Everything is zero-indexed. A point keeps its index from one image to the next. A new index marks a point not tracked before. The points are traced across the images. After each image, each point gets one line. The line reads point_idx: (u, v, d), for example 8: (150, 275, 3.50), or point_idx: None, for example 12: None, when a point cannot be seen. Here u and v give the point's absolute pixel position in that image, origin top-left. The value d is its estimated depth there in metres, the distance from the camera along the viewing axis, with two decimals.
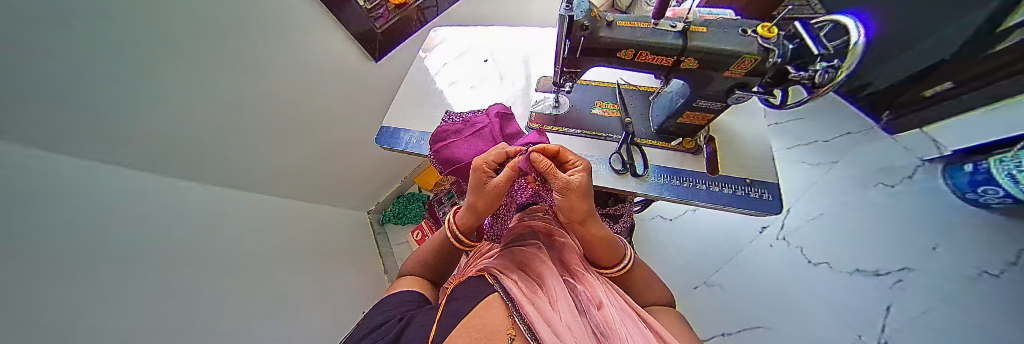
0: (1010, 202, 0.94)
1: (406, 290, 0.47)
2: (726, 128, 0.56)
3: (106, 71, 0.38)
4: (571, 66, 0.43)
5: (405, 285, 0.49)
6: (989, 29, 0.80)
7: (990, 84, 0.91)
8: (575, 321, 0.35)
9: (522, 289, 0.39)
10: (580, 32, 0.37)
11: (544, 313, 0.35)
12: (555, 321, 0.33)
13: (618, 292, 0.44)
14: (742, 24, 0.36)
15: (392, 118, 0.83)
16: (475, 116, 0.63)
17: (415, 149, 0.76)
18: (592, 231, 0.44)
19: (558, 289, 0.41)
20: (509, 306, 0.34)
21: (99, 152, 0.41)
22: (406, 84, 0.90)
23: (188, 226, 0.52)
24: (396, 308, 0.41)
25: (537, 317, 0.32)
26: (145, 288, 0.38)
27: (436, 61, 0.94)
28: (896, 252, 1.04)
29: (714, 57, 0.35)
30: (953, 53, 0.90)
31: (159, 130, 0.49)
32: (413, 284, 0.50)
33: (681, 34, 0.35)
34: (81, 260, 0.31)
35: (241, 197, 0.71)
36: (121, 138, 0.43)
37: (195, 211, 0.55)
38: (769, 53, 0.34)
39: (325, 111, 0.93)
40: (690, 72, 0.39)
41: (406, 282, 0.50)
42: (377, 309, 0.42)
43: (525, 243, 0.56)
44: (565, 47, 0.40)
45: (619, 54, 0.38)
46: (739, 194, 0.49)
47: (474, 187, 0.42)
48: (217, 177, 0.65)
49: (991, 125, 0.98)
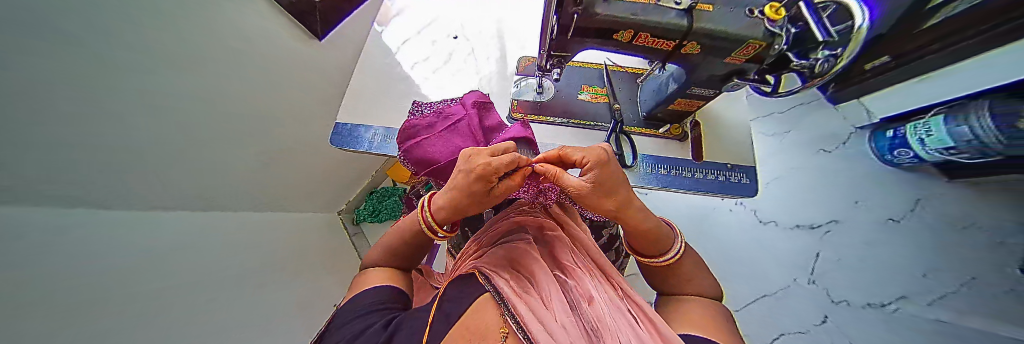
0: (916, 163, 1.11)
1: (380, 286, 0.36)
2: (713, 114, 0.57)
3: (27, 64, 0.29)
4: (559, 49, 0.37)
5: (372, 281, 0.38)
6: (921, 6, 0.88)
7: (920, 58, 1.02)
8: (567, 317, 0.30)
9: (512, 289, 0.34)
10: (573, 8, 0.30)
11: (533, 310, 0.29)
12: (547, 318, 0.27)
13: (607, 285, 0.41)
14: (750, 4, 0.32)
15: (348, 112, 0.73)
16: (448, 106, 0.56)
17: (381, 150, 0.68)
18: (639, 224, 0.35)
19: (549, 287, 0.37)
20: (498, 302, 0.28)
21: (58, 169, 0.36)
22: (358, 71, 0.80)
23: (138, 240, 0.46)
24: (374, 309, 0.30)
25: (529, 313, 0.26)
26: (89, 337, 0.30)
27: (409, 57, 0.91)
28: (830, 209, 1.20)
29: (718, 41, 0.31)
30: (892, 27, 0.98)
31: (107, 138, 0.42)
32: (383, 278, 0.39)
33: (685, 13, 0.30)
34: (19, 316, 0.25)
35: (198, 207, 0.63)
36: (77, 149, 0.38)
37: (121, 237, 0.44)
38: (777, 39, 0.31)
39: (263, 101, 0.76)
40: (691, 58, 0.35)
41: (372, 276, 0.39)
42: (343, 314, 0.31)
43: (513, 240, 0.54)
44: (555, 24, 0.33)
45: (616, 37, 0.33)
46: (722, 180, 0.50)
47: (478, 193, 0.33)
48: (158, 188, 0.53)
49: (903, 95, 1.12)
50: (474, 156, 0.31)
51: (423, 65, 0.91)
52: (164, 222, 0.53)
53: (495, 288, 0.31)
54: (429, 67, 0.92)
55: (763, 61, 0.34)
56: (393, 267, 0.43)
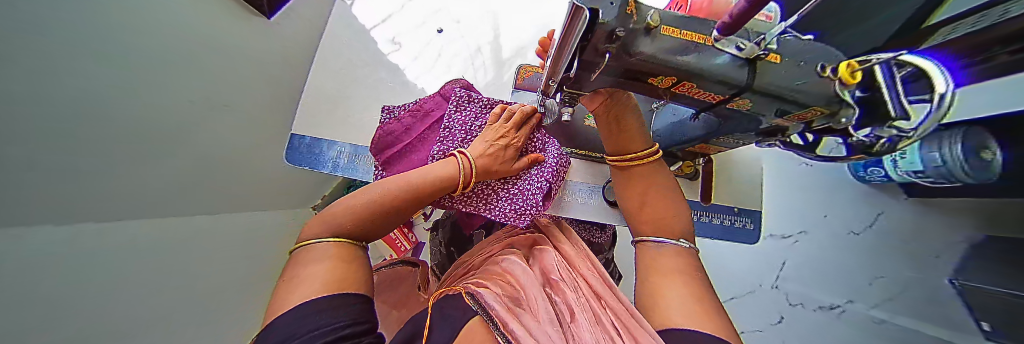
0: (883, 182, 1.13)
1: (346, 291, 0.29)
2: (727, 162, 0.65)
3: None
4: (575, 82, 0.32)
5: (321, 274, 0.29)
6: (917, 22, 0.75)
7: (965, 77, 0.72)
8: (554, 331, 0.30)
9: (505, 303, 0.35)
10: (606, 46, 0.23)
11: (524, 324, 0.31)
12: (540, 336, 0.28)
13: (595, 295, 0.42)
14: (823, 56, 0.27)
15: (307, 122, 0.63)
16: (422, 102, 0.55)
17: (346, 172, 0.60)
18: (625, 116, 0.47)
19: (543, 301, 0.36)
20: (489, 326, 0.29)
21: (27, 172, 0.37)
22: (319, 60, 0.68)
23: (83, 253, 0.44)
24: (347, 333, 0.24)
25: (519, 332, 0.28)
26: None
27: (384, 35, 0.83)
28: (795, 220, 1.40)
29: (774, 98, 0.28)
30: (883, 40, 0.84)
31: (46, 130, 0.39)
32: (340, 273, 0.31)
33: (749, 64, 0.26)
34: None
35: (152, 202, 0.60)
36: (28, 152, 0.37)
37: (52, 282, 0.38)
38: (844, 109, 0.27)
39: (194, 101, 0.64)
40: (739, 109, 0.32)
41: (319, 261, 0.31)
42: (304, 313, 0.24)
43: (503, 254, 0.52)
44: (581, 61, 0.27)
45: (653, 80, 0.28)
46: (724, 224, 0.61)
47: (510, 153, 0.48)
48: (79, 212, 0.45)
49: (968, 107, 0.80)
50: (524, 130, 0.51)
51: (400, 54, 0.83)
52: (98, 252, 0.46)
53: (485, 308, 0.32)
54: (407, 57, 0.84)
55: (808, 125, 0.32)
56: (348, 241, 0.35)
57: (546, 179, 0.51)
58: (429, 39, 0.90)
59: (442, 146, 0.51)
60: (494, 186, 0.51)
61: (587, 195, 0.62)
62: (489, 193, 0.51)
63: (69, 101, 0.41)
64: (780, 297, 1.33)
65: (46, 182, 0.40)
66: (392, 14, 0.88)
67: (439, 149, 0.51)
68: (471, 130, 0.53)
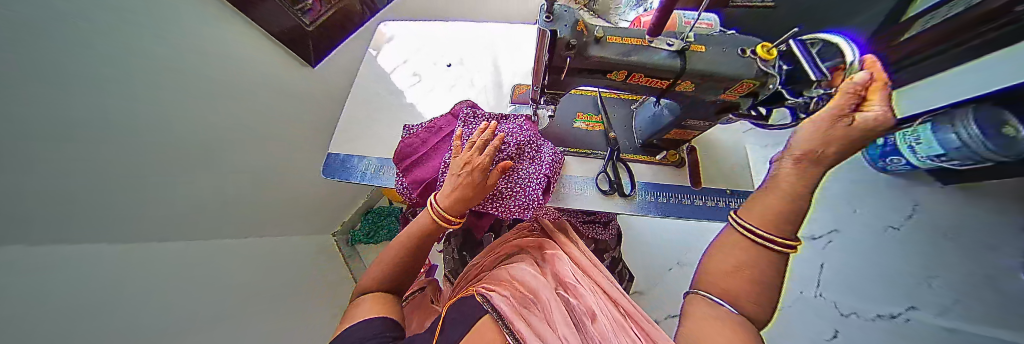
0: (908, 170, 1.14)
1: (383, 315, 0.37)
2: (707, 147, 0.74)
3: None
4: (556, 86, 0.44)
5: (368, 310, 0.38)
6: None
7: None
8: (569, 332, 0.28)
9: (514, 304, 0.33)
10: (566, 52, 0.36)
11: (535, 327, 0.28)
12: (549, 337, 0.26)
13: (606, 301, 0.39)
14: (743, 44, 0.40)
15: (340, 144, 0.75)
16: (435, 120, 0.65)
17: (372, 181, 0.69)
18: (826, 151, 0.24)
19: (551, 303, 0.35)
20: (499, 325, 0.27)
21: (56, 172, 0.44)
22: (351, 99, 0.86)
23: (95, 260, 0.49)
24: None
25: (530, 332, 0.25)
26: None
27: (406, 72, 0.98)
28: (830, 219, 1.27)
29: (705, 77, 0.39)
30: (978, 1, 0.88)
31: (91, 140, 0.48)
32: (380, 307, 0.39)
33: (676, 53, 0.37)
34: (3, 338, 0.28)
35: (171, 226, 0.69)
36: (64, 155, 0.44)
37: (64, 276, 0.43)
38: (771, 78, 0.38)
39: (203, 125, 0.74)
40: (684, 91, 0.43)
41: (365, 303, 0.40)
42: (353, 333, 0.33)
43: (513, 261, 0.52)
44: (548, 59, 0.38)
45: (612, 76, 0.40)
46: (722, 205, 0.64)
47: (471, 176, 0.46)
48: (95, 217, 0.52)
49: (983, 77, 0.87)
50: (490, 146, 0.48)
51: (418, 86, 0.95)
52: (108, 259, 0.52)
53: (493, 307, 0.30)
54: (423, 88, 0.96)
55: (756, 98, 0.42)
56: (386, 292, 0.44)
57: (544, 175, 0.56)
58: (438, 73, 1.01)
59: (452, 152, 0.58)
60: (499, 186, 0.56)
61: (584, 187, 0.63)
62: (494, 193, 0.55)
63: (111, 116, 0.51)
64: (827, 306, 1.13)
65: (82, 203, 0.49)
66: (409, 58, 1.03)
67: (450, 155, 0.58)
68: (477, 138, 0.60)
